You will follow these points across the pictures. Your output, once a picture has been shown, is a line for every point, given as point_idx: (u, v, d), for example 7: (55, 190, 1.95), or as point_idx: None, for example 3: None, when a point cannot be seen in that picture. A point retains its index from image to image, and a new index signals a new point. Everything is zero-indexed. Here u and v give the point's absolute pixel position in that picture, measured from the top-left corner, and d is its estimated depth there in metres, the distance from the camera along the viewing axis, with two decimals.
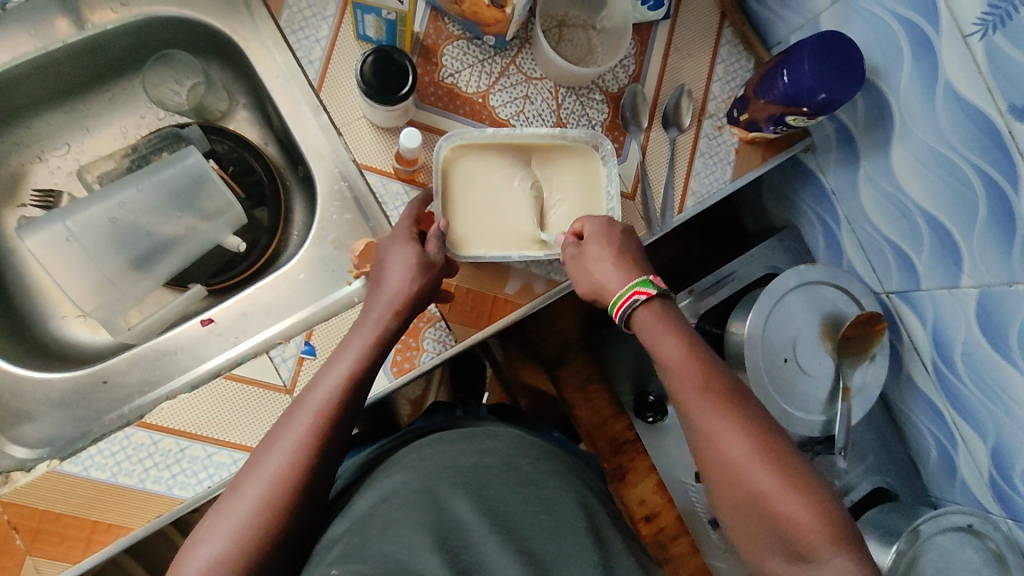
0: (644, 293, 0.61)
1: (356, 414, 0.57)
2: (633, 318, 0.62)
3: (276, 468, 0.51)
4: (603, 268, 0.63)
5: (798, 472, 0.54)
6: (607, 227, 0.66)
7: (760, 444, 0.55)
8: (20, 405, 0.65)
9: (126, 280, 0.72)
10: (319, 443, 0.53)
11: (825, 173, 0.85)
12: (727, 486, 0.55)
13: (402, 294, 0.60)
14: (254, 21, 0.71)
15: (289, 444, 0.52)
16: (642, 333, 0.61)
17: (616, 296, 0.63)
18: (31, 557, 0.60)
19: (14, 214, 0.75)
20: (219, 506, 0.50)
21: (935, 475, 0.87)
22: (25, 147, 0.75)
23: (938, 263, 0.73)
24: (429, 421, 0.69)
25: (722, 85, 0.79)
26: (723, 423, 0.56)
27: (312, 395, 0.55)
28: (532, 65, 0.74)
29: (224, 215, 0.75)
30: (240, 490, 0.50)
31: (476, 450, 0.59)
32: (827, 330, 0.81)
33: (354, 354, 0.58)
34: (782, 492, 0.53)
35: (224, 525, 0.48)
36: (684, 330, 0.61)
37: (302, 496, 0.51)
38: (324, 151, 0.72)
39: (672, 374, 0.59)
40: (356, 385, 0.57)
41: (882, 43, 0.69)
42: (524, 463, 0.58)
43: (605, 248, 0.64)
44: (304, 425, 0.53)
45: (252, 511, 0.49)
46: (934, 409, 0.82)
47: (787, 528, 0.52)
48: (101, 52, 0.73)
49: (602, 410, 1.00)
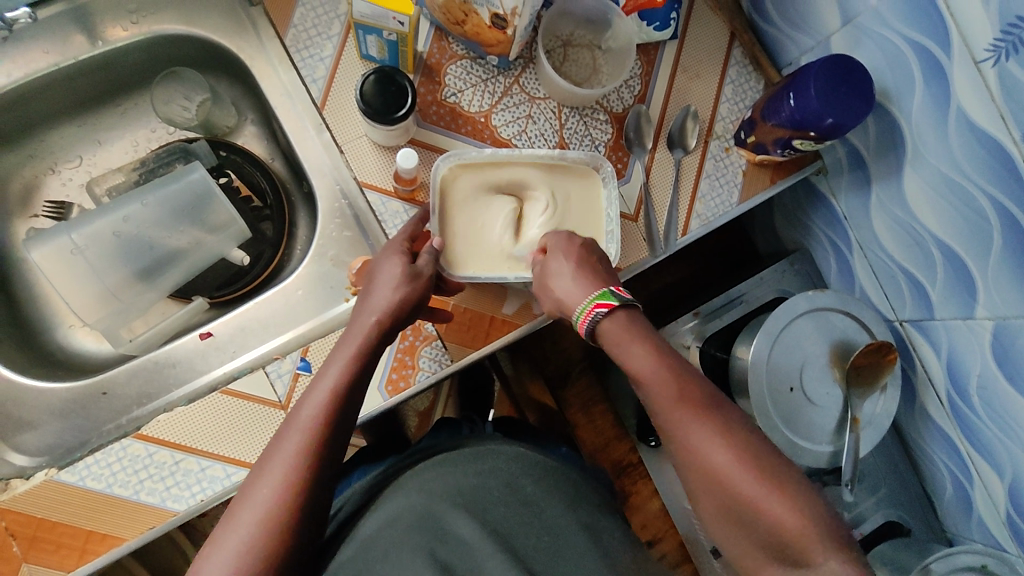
0: (606, 305, 0.58)
1: (348, 425, 0.55)
2: (600, 330, 0.59)
3: (270, 491, 0.49)
4: (562, 282, 0.61)
5: (781, 473, 0.52)
6: (569, 242, 0.64)
7: (741, 447, 0.52)
8: (21, 413, 0.67)
9: (131, 291, 0.73)
10: (312, 460, 0.51)
11: (836, 196, 0.83)
12: (710, 495, 0.53)
13: (390, 303, 0.59)
14: (261, 39, 0.72)
15: (281, 465, 0.50)
16: (609, 346, 0.59)
17: (577, 309, 0.60)
18: (26, 565, 0.61)
19: (27, 225, 0.77)
20: (216, 537, 0.48)
21: (951, 510, 0.83)
22: (39, 159, 0.77)
23: (951, 292, 0.71)
24: (438, 441, 0.68)
25: (730, 106, 0.77)
26: (702, 429, 0.53)
27: (301, 413, 0.54)
28: (535, 84, 0.74)
29: (228, 230, 0.76)
30: (236, 518, 0.49)
31: (473, 472, 0.58)
32: (835, 357, 0.79)
33: (342, 365, 0.57)
34: (766, 495, 0.51)
35: (223, 556, 0.47)
36: (652, 340, 0.58)
37: (300, 518, 0.49)
38: (326, 168, 0.72)
39: (646, 386, 0.56)
40: (344, 396, 0.55)
41: (894, 67, 0.67)
42: (527, 483, 0.58)
43: (566, 261, 0.62)
44: (296, 445, 0.51)
45: (251, 539, 0.47)
46: (949, 442, 0.79)
47: (774, 531, 0.50)
48: (113, 68, 0.75)
49: (605, 431, 0.97)
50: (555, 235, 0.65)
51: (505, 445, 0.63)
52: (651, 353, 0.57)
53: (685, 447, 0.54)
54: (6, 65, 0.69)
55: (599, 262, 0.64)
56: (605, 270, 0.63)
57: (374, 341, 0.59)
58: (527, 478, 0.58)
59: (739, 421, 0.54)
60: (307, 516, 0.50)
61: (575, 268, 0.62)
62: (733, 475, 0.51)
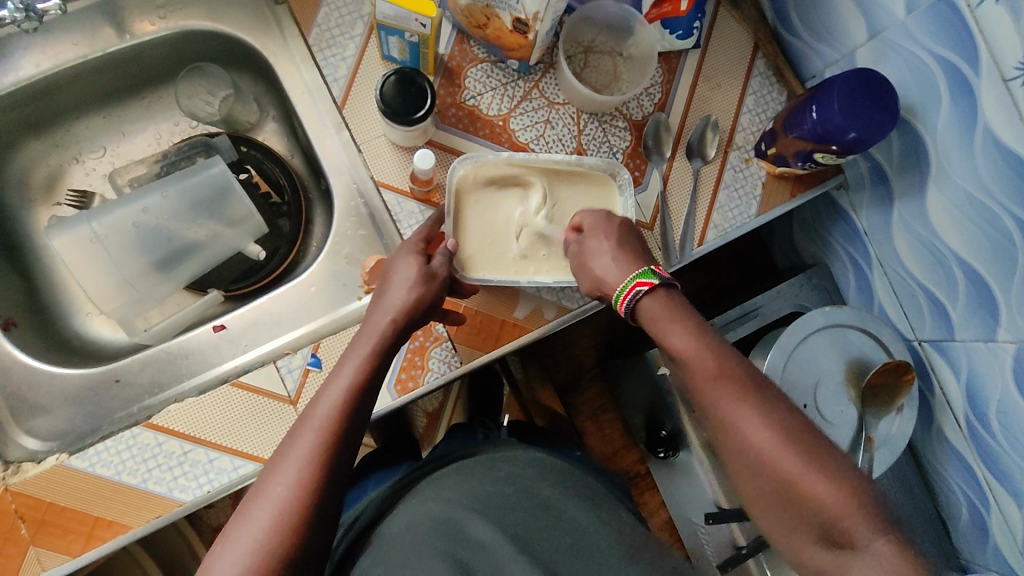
0: (647, 283, 0.58)
1: (361, 424, 0.56)
2: (639, 310, 0.59)
3: (284, 487, 0.50)
4: (602, 261, 0.62)
5: (826, 455, 0.50)
6: (607, 219, 0.65)
7: (785, 429, 0.51)
8: (35, 397, 0.67)
9: (148, 281, 0.74)
10: (325, 457, 0.51)
11: (857, 212, 0.82)
12: (753, 478, 0.51)
13: (404, 302, 0.59)
14: (284, 37, 0.73)
15: (296, 460, 0.51)
16: (650, 327, 0.58)
17: (618, 289, 0.60)
18: (34, 548, 0.61)
19: (49, 213, 0.79)
20: (229, 533, 0.48)
21: (967, 537, 0.81)
22: (64, 149, 0.79)
23: (973, 315, 0.69)
24: (451, 449, 0.68)
25: (751, 116, 0.77)
26: (744, 409, 0.52)
27: (314, 411, 0.54)
28: (555, 89, 0.74)
29: (245, 224, 0.77)
30: (249, 515, 0.49)
31: (491, 478, 0.58)
32: (852, 376, 0.77)
33: (355, 364, 0.57)
34: (812, 476, 0.49)
35: (238, 551, 0.47)
36: (692, 318, 0.57)
37: (313, 517, 0.49)
38: (343, 167, 0.73)
39: (685, 365, 0.56)
40: (358, 395, 0.55)
41: (920, 82, 0.66)
42: (544, 488, 0.58)
43: (603, 241, 0.63)
44: (310, 443, 0.52)
45: (265, 534, 0.47)
46: (966, 467, 0.77)
47: (820, 514, 0.48)
48: (139, 61, 0.76)
49: (614, 441, 0.98)
50: (589, 214, 0.66)
51: (522, 452, 0.63)
52: (692, 333, 0.56)
53: (727, 426, 0.52)
54: (36, 55, 0.70)
55: (635, 237, 0.65)
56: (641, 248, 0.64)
57: (386, 340, 0.59)
58: (531, 482, 0.58)
59: (785, 406, 0.53)
60: (319, 515, 0.50)
61: (614, 248, 0.62)
62: (778, 456, 0.50)
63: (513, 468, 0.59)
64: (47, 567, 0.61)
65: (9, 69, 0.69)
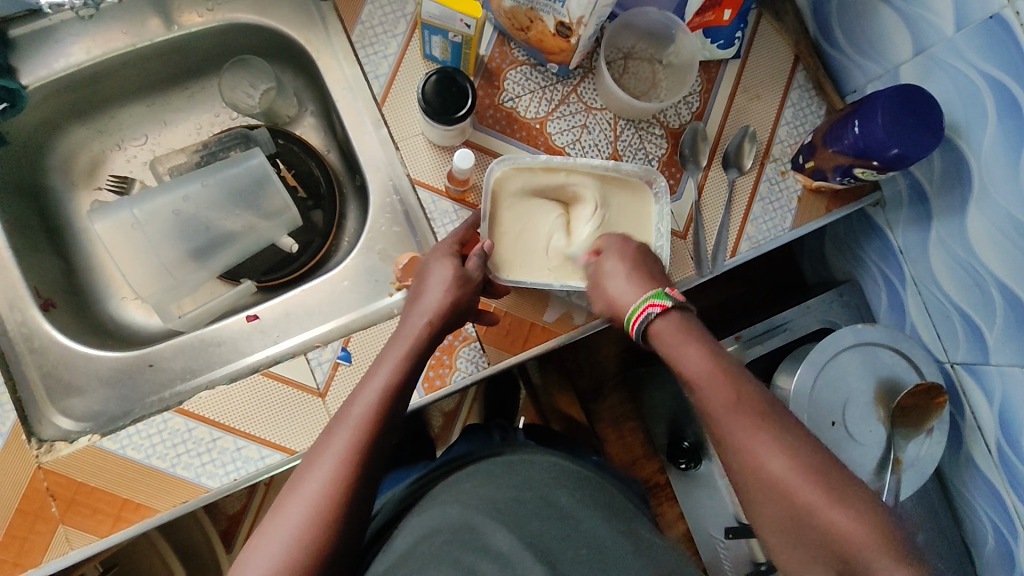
0: (660, 304, 0.58)
1: (393, 426, 0.56)
2: (652, 331, 0.59)
3: (319, 484, 0.50)
4: (617, 281, 0.62)
5: (843, 483, 0.48)
6: (623, 242, 0.65)
7: (797, 452, 0.50)
8: (71, 377, 0.69)
9: (183, 269, 0.75)
10: (360, 458, 0.52)
11: (893, 230, 0.81)
12: (768, 508, 0.50)
13: (440, 305, 0.60)
14: (327, 33, 0.74)
15: (331, 459, 0.51)
16: (664, 350, 0.57)
17: (630, 309, 0.60)
18: (63, 526, 0.62)
19: (90, 197, 0.80)
20: (266, 526, 0.49)
21: (992, 565, 0.80)
22: (108, 136, 0.80)
23: (1010, 338, 0.68)
24: (471, 449, 0.68)
25: (790, 129, 0.76)
26: (756, 437, 0.51)
27: (352, 409, 0.55)
28: (593, 95, 0.74)
29: (282, 217, 0.77)
30: (284, 510, 0.50)
31: (511, 483, 0.58)
32: (881, 396, 0.76)
33: (391, 367, 0.58)
34: (829, 504, 0.47)
35: (272, 547, 0.48)
36: (706, 340, 0.57)
37: (347, 512, 0.50)
38: (380, 163, 0.73)
39: (698, 390, 0.55)
40: (392, 397, 0.56)
41: (966, 101, 0.65)
42: (561, 497, 0.57)
43: (620, 261, 0.63)
44: (345, 442, 0.52)
45: (301, 529, 0.48)
46: (994, 493, 0.76)
47: (839, 545, 0.46)
48: (184, 51, 0.77)
49: (635, 449, 0.97)
50: (608, 237, 0.66)
51: (537, 455, 0.63)
52: (707, 356, 0.55)
53: (740, 453, 0.51)
54: (86, 43, 0.71)
55: (653, 261, 0.64)
56: (657, 271, 0.63)
57: (423, 343, 0.59)
58: (550, 490, 0.57)
59: (801, 432, 0.52)
60: (351, 515, 0.50)
61: (629, 269, 0.62)
62: (788, 478, 0.49)
63: (530, 473, 0.60)
64: (74, 546, 0.62)
65: (59, 55, 0.71)
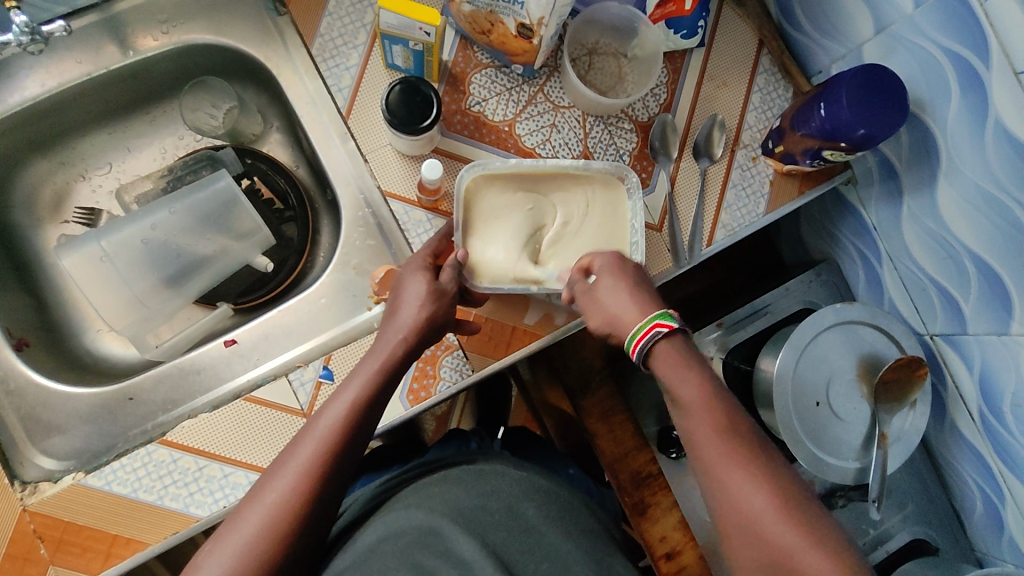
0: (666, 326, 0.58)
1: (363, 439, 0.56)
2: (652, 354, 0.58)
3: (278, 494, 0.50)
4: (615, 299, 0.61)
5: (818, 522, 0.49)
6: (619, 262, 0.64)
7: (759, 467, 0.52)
8: (50, 417, 0.67)
9: (158, 298, 0.74)
10: (322, 467, 0.52)
11: (866, 207, 0.82)
12: (740, 541, 0.51)
13: (415, 320, 0.59)
14: (287, 48, 0.73)
15: (294, 469, 0.51)
16: (661, 373, 0.57)
17: (633, 328, 0.59)
18: (53, 567, 0.61)
19: (57, 231, 0.78)
20: (222, 533, 0.49)
21: (980, 528, 0.81)
22: (71, 167, 0.79)
23: (985, 308, 0.69)
24: (444, 455, 0.67)
25: (758, 114, 0.76)
26: (739, 469, 0.52)
27: (319, 422, 0.54)
28: (560, 93, 0.74)
29: (253, 236, 0.76)
30: (243, 518, 0.50)
31: (480, 491, 0.58)
32: (862, 372, 0.77)
33: (362, 380, 0.57)
34: (803, 544, 0.48)
35: (224, 552, 0.48)
36: (704, 368, 0.57)
37: (303, 523, 0.50)
38: (349, 177, 0.73)
39: (691, 414, 0.55)
40: (362, 411, 0.56)
41: (929, 77, 0.65)
42: (528, 508, 0.57)
43: (618, 280, 0.62)
44: (308, 452, 0.52)
45: (254, 538, 0.48)
46: (979, 459, 0.77)
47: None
48: (143, 77, 0.76)
49: (625, 442, 0.94)
50: (601, 255, 0.65)
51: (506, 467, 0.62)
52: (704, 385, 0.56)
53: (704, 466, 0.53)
54: (40, 75, 0.70)
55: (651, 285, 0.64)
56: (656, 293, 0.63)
57: (397, 358, 0.59)
58: (516, 500, 0.57)
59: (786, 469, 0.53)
60: (308, 523, 0.51)
61: (630, 290, 0.62)
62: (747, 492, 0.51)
63: (498, 484, 0.59)
64: None
65: (14, 89, 0.69)
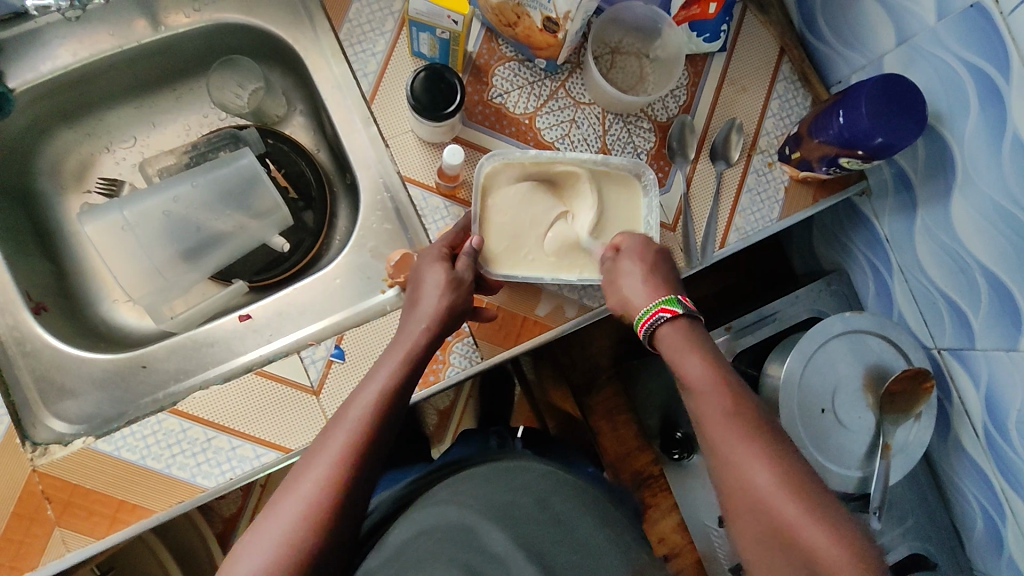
0: (671, 311, 0.60)
1: (392, 428, 0.57)
2: (657, 336, 0.61)
3: (312, 481, 0.51)
4: (632, 281, 0.63)
5: (842, 520, 0.49)
6: (643, 245, 0.65)
7: (783, 471, 0.51)
8: (65, 380, 0.69)
9: (175, 270, 0.75)
10: (354, 458, 0.53)
11: (879, 219, 0.82)
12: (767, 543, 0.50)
13: (435, 310, 0.60)
14: (316, 32, 0.74)
15: (327, 457, 0.52)
16: (666, 352, 0.60)
17: (641, 311, 0.62)
18: (59, 529, 0.62)
19: (79, 200, 0.80)
20: (260, 520, 0.50)
21: (980, 546, 0.81)
22: (96, 138, 0.80)
23: (995, 322, 0.69)
24: (469, 454, 0.67)
25: (776, 120, 0.77)
26: (750, 450, 0.53)
27: (348, 412, 0.55)
28: (581, 89, 0.75)
29: (272, 216, 0.78)
30: (279, 506, 0.50)
31: (513, 486, 0.58)
32: (869, 383, 0.77)
33: (389, 368, 0.58)
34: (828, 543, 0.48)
35: (263, 541, 0.48)
36: (708, 349, 0.59)
37: (342, 511, 0.51)
38: (370, 161, 0.74)
39: (697, 394, 0.57)
40: (389, 397, 0.57)
41: (948, 89, 0.66)
42: (557, 501, 0.57)
43: (637, 262, 0.64)
44: (340, 443, 0.53)
45: (292, 524, 0.49)
46: (982, 476, 0.77)
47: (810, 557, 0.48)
48: (172, 52, 0.77)
49: (628, 441, 0.98)
50: (632, 237, 0.66)
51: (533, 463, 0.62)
52: (708, 363, 0.58)
53: (728, 465, 0.53)
54: (73, 45, 0.71)
55: (670, 269, 0.65)
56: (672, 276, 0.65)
57: (421, 349, 0.60)
58: (545, 493, 0.58)
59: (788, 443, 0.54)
60: (345, 513, 0.51)
61: (646, 272, 0.63)
62: (771, 496, 0.50)
63: (525, 478, 0.59)
64: (71, 548, 0.62)
65: (46, 57, 0.71)
